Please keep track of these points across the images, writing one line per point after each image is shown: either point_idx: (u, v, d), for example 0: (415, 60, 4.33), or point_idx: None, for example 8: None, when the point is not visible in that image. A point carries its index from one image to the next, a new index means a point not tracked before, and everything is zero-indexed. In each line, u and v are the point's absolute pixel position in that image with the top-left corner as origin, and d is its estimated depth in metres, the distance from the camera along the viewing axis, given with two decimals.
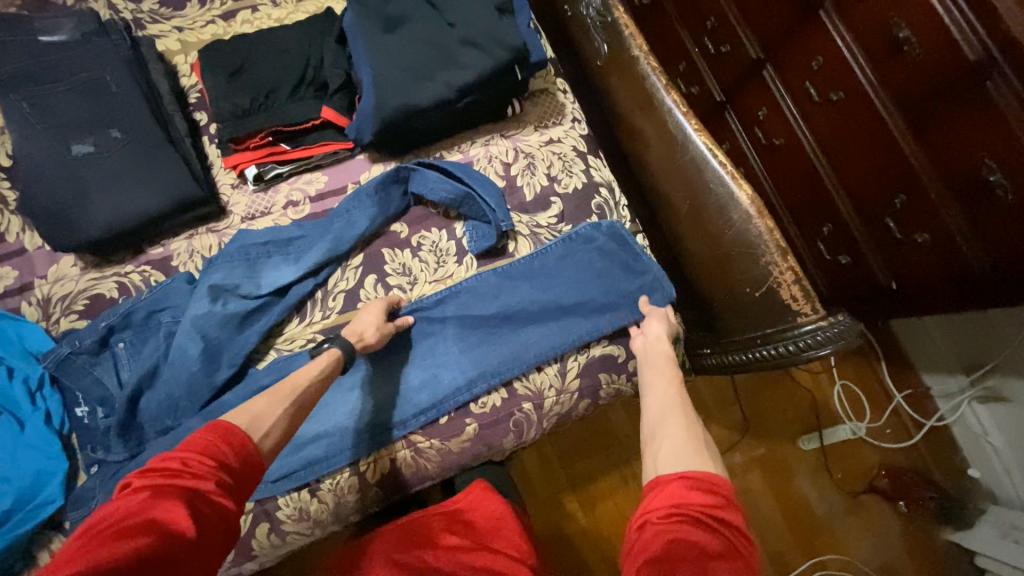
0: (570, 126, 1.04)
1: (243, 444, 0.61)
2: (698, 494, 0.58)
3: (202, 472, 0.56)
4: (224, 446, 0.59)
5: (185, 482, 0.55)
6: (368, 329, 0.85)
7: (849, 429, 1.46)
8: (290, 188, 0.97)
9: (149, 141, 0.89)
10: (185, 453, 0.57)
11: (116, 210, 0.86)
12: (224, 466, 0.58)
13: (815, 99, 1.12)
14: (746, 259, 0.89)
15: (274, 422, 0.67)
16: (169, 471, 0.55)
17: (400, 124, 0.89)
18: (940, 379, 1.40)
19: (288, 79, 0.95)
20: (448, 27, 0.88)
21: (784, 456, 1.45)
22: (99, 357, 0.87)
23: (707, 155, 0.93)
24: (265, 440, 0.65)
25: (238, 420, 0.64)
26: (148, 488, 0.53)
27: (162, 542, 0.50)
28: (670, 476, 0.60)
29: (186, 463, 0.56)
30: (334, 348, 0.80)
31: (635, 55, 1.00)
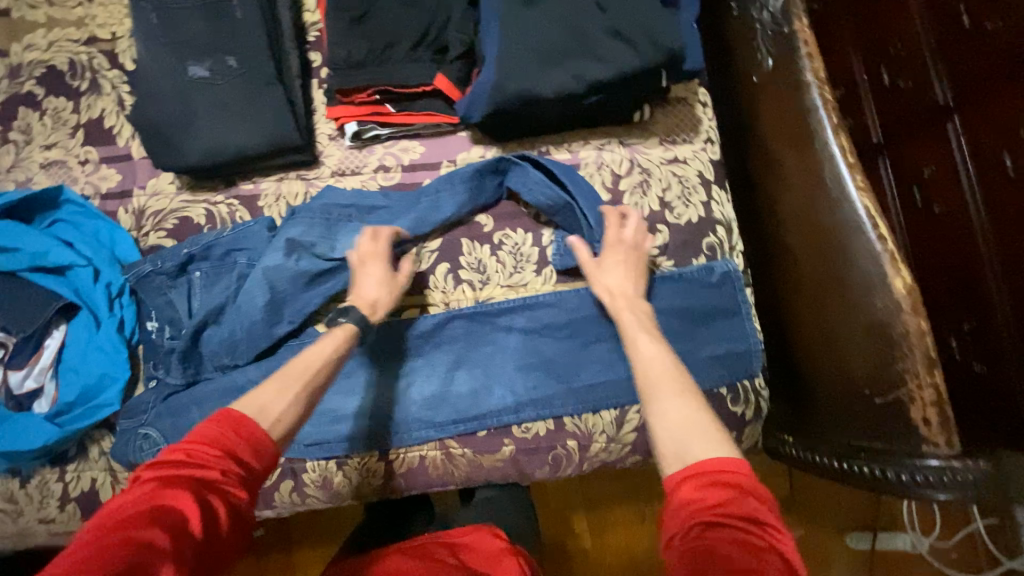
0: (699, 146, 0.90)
1: (252, 435, 0.59)
2: (704, 491, 0.51)
3: (208, 463, 0.55)
4: (230, 436, 0.57)
5: (191, 473, 0.54)
6: (380, 298, 0.80)
7: (909, 540, 1.27)
8: (384, 152, 0.92)
9: (259, 76, 0.86)
10: (193, 443, 0.56)
11: (215, 140, 0.86)
12: (232, 455, 0.57)
13: (1008, 173, 0.88)
14: (875, 358, 0.74)
15: (286, 408, 0.64)
16: (177, 463, 0.54)
17: (515, 110, 0.80)
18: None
19: (408, 35, 0.87)
20: (596, 9, 0.76)
21: (827, 547, 1.30)
22: (176, 280, 0.89)
23: (864, 224, 0.76)
24: (277, 426, 0.62)
25: (248, 410, 0.61)
26: (157, 481, 0.53)
27: (170, 537, 0.49)
28: (676, 479, 0.53)
29: (194, 454, 0.55)
30: (348, 322, 0.75)
31: (807, 79, 0.82)
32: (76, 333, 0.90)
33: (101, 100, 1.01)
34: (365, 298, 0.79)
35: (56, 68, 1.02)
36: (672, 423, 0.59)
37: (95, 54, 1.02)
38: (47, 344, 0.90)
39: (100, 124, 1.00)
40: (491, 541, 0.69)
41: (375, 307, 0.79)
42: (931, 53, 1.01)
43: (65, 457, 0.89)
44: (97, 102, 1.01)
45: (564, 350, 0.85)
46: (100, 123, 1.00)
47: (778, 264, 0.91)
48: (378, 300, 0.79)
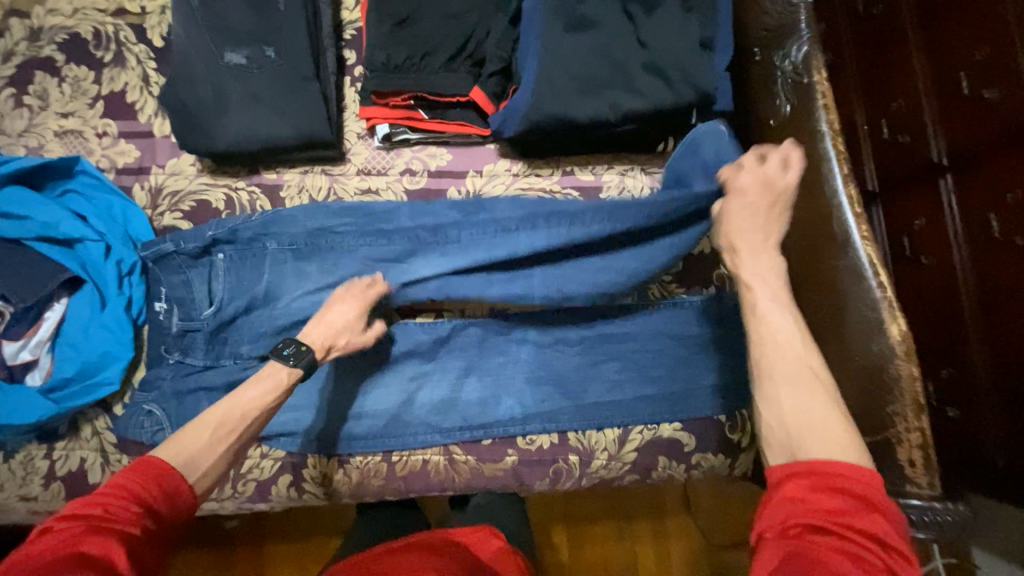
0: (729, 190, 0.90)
1: (171, 481, 0.57)
2: (824, 499, 0.48)
3: (128, 517, 0.52)
4: (151, 486, 0.56)
5: (109, 527, 0.51)
6: (338, 338, 0.79)
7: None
8: (412, 156, 0.94)
9: (296, 69, 0.87)
10: (104, 498, 0.53)
11: (247, 129, 0.86)
12: (151, 511, 0.54)
13: (993, 235, 0.94)
14: (869, 399, 0.79)
15: (212, 462, 0.63)
16: (92, 518, 0.51)
17: (548, 130, 0.83)
18: (989, 560, 1.20)
19: (447, 45, 0.89)
20: (636, 44, 0.79)
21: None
22: (195, 262, 0.88)
23: (866, 270, 0.80)
24: (199, 482, 0.61)
25: (170, 460, 0.59)
26: (68, 536, 0.49)
27: None
28: (782, 473, 0.52)
29: (106, 509, 0.52)
30: (297, 367, 0.74)
31: (821, 129, 0.87)
32: (78, 308, 0.88)
33: (125, 73, 1.00)
34: (319, 340, 0.77)
35: (80, 37, 1.00)
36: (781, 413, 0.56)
37: (123, 28, 1.01)
38: (46, 317, 0.87)
39: (121, 98, 0.99)
40: (489, 543, 0.69)
41: (330, 349, 0.78)
42: (930, 113, 1.06)
43: (54, 434, 0.86)
44: (121, 75, 0.99)
45: (574, 366, 0.87)
46: (122, 97, 0.99)
47: (781, 301, 0.95)
48: (335, 341, 0.78)
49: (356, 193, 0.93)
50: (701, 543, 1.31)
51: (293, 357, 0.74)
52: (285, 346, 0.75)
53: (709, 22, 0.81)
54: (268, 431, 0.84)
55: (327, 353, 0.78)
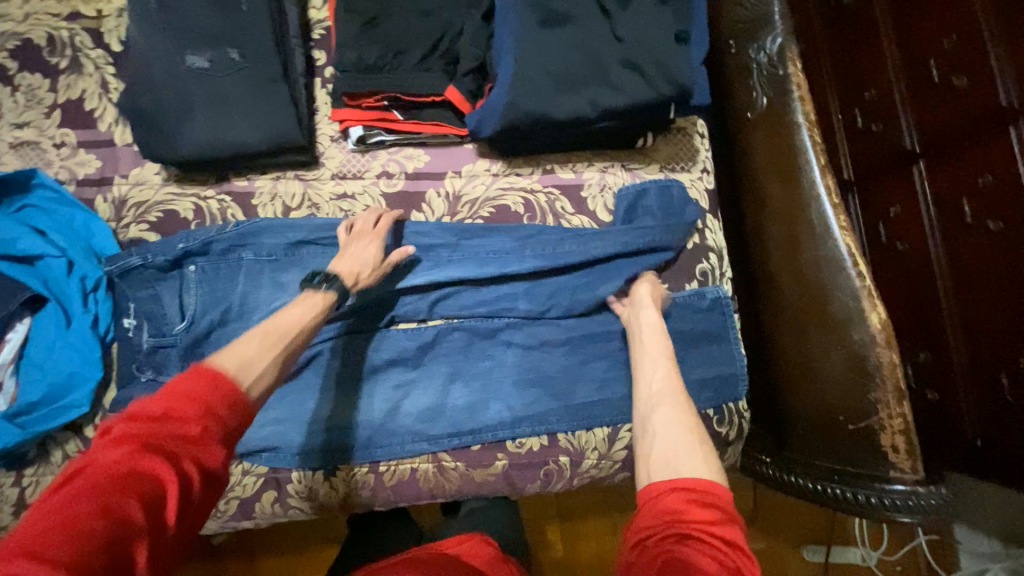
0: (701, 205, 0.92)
1: (229, 392, 0.53)
2: (694, 508, 0.52)
3: (188, 420, 0.50)
4: (208, 394, 0.52)
5: (169, 431, 0.49)
6: (365, 271, 0.79)
7: (859, 553, 1.36)
8: (387, 158, 0.92)
9: (263, 72, 0.84)
10: (162, 405, 0.50)
11: (214, 136, 0.83)
12: (213, 413, 0.51)
13: (967, 220, 0.96)
14: (852, 388, 0.80)
15: (267, 368, 0.60)
16: (152, 420, 0.49)
17: (526, 128, 0.81)
18: (973, 536, 1.26)
19: (420, 43, 0.87)
20: (613, 38, 0.78)
21: (783, 557, 1.38)
22: (165, 275, 0.85)
23: (845, 260, 0.82)
24: (256, 385, 0.58)
25: (227, 364, 0.56)
26: (129, 436, 0.47)
27: (143, 510, 0.44)
28: (663, 487, 0.55)
29: (168, 414, 0.49)
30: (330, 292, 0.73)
31: (798, 121, 0.88)
32: (43, 327, 0.84)
33: (82, 80, 0.95)
34: (348, 268, 0.78)
35: (31, 42, 0.95)
36: (660, 450, 0.60)
37: (78, 32, 0.96)
38: (8, 338, 0.83)
39: (79, 106, 0.94)
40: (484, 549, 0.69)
41: (358, 278, 0.78)
42: (903, 101, 1.08)
43: (22, 460, 0.83)
44: (77, 82, 0.95)
45: (561, 368, 0.86)
46: (80, 105, 0.94)
47: (763, 293, 0.95)
48: (361, 270, 0.79)
49: (331, 198, 0.91)
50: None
51: (325, 282, 0.74)
52: (315, 276, 0.75)
53: (683, 16, 0.80)
54: (249, 446, 0.82)
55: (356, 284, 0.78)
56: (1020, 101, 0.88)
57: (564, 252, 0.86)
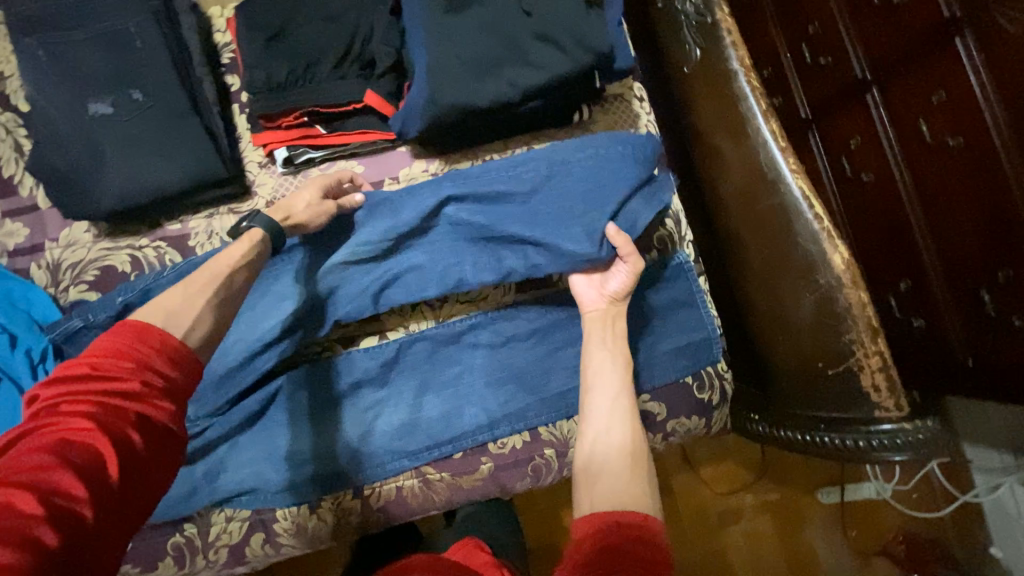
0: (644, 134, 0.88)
1: (166, 340, 0.54)
2: (629, 535, 0.50)
3: (122, 374, 0.50)
4: (143, 345, 0.53)
5: (104, 386, 0.49)
6: (298, 207, 0.78)
7: (873, 488, 1.37)
8: (320, 175, 0.87)
9: (172, 107, 0.81)
10: (90, 363, 0.50)
11: (132, 182, 0.80)
12: (149, 367, 0.52)
13: (925, 140, 0.94)
14: (825, 334, 0.78)
15: (199, 317, 0.59)
16: (81, 377, 0.49)
17: (453, 122, 0.77)
18: (983, 453, 1.19)
19: (330, 50, 0.83)
20: (525, 13, 0.75)
21: (799, 504, 1.38)
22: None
23: (800, 204, 0.79)
24: (190, 335, 0.57)
25: (152, 320, 0.56)
26: (62, 396, 0.48)
27: (81, 464, 0.44)
28: (602, 521, 0.52)
29: (97, 371, 0.50)
30: (253, 226, 0.73)
31: (733, 67, 0.85)
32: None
33: None
34: (282, 207, 0.77)
35: None
36: (609, 487, 0.58)
37: None
38: None
39: None
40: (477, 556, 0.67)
41: (289, 215, 0.76)
42: (847, 30, 1.05)
43: None
44: None
45: (530, 360, 0.84)
46: None
47: (727, 251, 0.93)
48: (294, 208, 0.77)
49: None
50: (709, 494, 1.37)
51: (250, 218, 0.74)
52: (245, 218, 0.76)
53: None
54: (228, 491, 0.80)
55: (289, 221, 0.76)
56: (959, 8, 0.85)
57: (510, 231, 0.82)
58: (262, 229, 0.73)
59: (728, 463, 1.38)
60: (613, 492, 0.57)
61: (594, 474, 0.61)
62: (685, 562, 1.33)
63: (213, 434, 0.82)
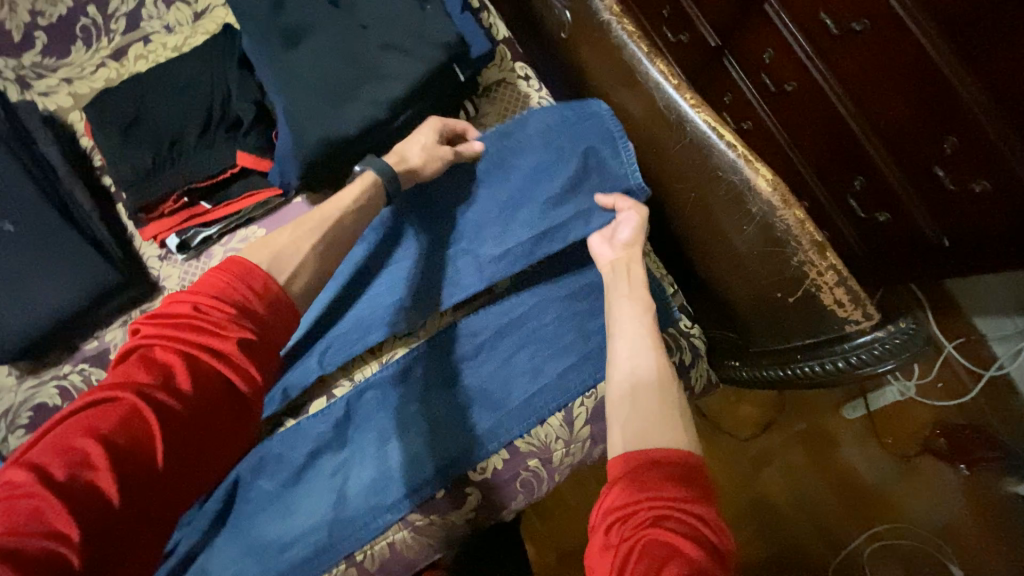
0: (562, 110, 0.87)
1: (264, 292, 0.59)
2: (669, 484, 0.52)
3: (219, 324, 0.55)
4: (241, 288, 0.58)
5: (202, 331, 0.55)
6: (421, 159, 0.73)
7: (897, 390, 1.29)
8: (223, 250, 0.82)
9: (46, 228, 0.77)
10: (198, 297, 0.56)
11: (28, 315, 0.76)
12: (241, 320, 0.57)
13: (831, 32, 0.91)
14: (773, 263, 0.73)
15: (302, 265, 0.63)
16: (189, 316, 0.56)
17: (329, 159, 0.73)
18: (995, 323, 1.20)
19: (192, 122, 0.79)
20: (371, 27, 0.71)
21: (826, 426, 1.32)
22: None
23: (710, 137, 0.73)
24: (293, 281, 0.62)
25: (259, 260, 0.61)
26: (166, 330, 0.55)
27: (165, 413, 0.51)
28: (640, 460, 0.55)
29: (201, 310, 0.56)
30: (371, 171, 0.70)
31: (604, 19, 0.80)
32: None
33: None
34: (402, 151, 0.73)
35: None
36: (639, 425, 0.59)
37: None
38: None
39: None
40: None
41: (412, 168, 0.73)
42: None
43: None
44: None
45: (486, 377, 0.79)
46: None
47: (659, 202, 0.87)
48: (414, 158, 0.73)
49: None
50: (733, 446, 1.31)
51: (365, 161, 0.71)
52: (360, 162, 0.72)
53: None
54: None
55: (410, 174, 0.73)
56: None
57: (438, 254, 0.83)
58: (378, 174, 0.70)
59: (745, 409, 1.33)
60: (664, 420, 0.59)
61: (628, 408, 0.62)
62: (766, 552, 1.23)
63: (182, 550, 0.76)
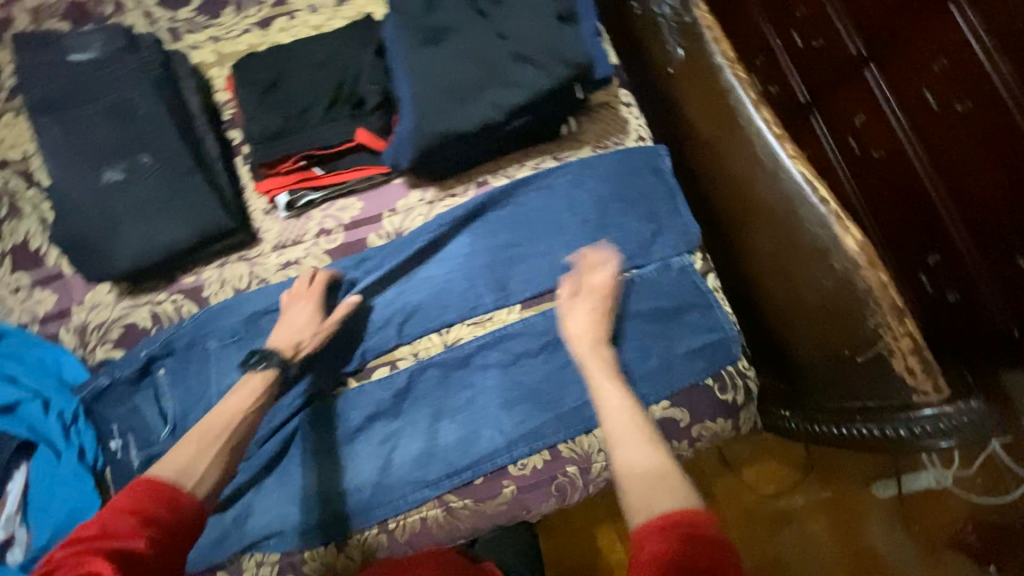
0: (652, 147, 0.90)
1: (176, 501, 0.65)
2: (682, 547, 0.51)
3: (129, 529, 0.60)
4: (146, 502, 0.63)
5: (112, 538, 0.59)
6: (304, 336, 0.82)
7: (933, 477, 1.26)
8: (322, 215, 0.90)
9: (178, 167, 0.84)
10: (108, 517, 0.61)
11: (146, 242, 0.83)
12: (147, 521, 0.62)
13: (933, 109, 0.92)
14: (847, 319, 0.75)
15: (208, 467, 0.70)
16: (90, 536, 0.59)
17: (441, 150, 0.79)
18: None
19: (321, 96, 0.86)
20: (505, 36, 0.76)
21: (851, 500, 1.29)
22: (138, 386, 0.86)
23: (805, 190, 0.76)
24: (199, 486, 0.68)
25: (166, 476, 0.67)
26: (73, 551, 0.57)
27: None
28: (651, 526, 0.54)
29: (105, 529, 0.59)
30: (268, 369, 0.78)
31: (718, 62, 0.84)
32: (37, 470, 0.85)
33: (24, 222, 0.97)
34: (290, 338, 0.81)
35: None
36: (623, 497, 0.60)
37: (10, 177, 0.99)
38: (8, 489, 0.85)
39: (26, 247, 0.96)
40: None
41: (298, 347, 0.81)
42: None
43: None
44: (20, 226, 0.97)
45: (544, 379, 0.82)
46: (26, 247, 0.96)
47: (736, 242, 0.90)
48: (301, 338, 0.81)
49: (277, 270, 0.89)
50: (752, 498, 1.30)
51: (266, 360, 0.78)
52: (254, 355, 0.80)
53: None
54: (255, 535, 0.80)
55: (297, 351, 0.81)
56: None
57: (516, 256, 0.86)
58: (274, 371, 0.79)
59: (771, 462, 1.32)
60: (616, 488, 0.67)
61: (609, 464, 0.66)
62: None
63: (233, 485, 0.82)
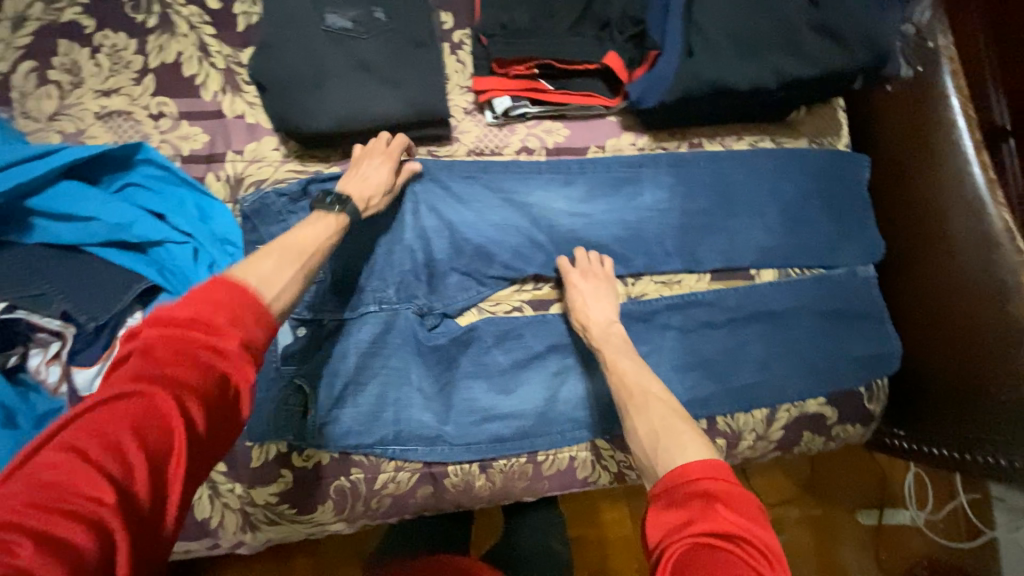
0: (849, 154, 0.91)
1: (264, 314, 0.48)
2: (710, 506, 0.49)
3: (225, 328, 0.45)
4: (236, 304, 0.47)
5: (205, 335, 0.44)
6: (376, 194, 0.72)
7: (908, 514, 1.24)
8: (527, 132, 0.85)
9: (410, 35, 0.78)
10: (199, 304, 0.45)
11: (355, 104, 0.75)
12: (243, 328, 0.46)
13: None
14: (995, 357, 0.82)
15: (290, 283, 0.54)
16: (184, 322, 0.44)
17: (700, 100, 0.77)
18: None
19: (574, 7, 0.82)
20: (797, 5, 0.76)
21: (837, 520, 1.25)
22: (298, 206, 0.79)
23: (1001, 237, 0.82)
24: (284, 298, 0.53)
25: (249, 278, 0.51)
26: (159, 338, 0.43)
27: (160, 436, 0.38)
28: (680, 483, 0.53)
29: (195, 319, 0.44)
30: (344, 214, 0.67)
31: (947, 92, 0.87)
32: None
33: (177, 41, 0.84)
34: (360, 190, 0.71)
35: None
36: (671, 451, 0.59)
37: None
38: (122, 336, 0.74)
39: (176, 71, 0.84)
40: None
41: (369, 203, 0.72)
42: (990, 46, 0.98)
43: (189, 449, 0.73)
44: (171, 44, 0.84)
45: (719, 350, 0.84)
46: (177, 70, 0.84)
47: (897, 268, 0.97)
48: (372, 193, 0.72)
49: None
50: None
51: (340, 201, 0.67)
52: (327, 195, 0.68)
53: None
54: (409, 437, 0.76)
55: (368, 206, 0.72)
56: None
57: (716, 227, 0.86)
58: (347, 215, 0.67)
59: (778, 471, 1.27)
60: (661, 415, 0.64)
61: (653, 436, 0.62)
62: None
63: (341, 381, 0.76)
